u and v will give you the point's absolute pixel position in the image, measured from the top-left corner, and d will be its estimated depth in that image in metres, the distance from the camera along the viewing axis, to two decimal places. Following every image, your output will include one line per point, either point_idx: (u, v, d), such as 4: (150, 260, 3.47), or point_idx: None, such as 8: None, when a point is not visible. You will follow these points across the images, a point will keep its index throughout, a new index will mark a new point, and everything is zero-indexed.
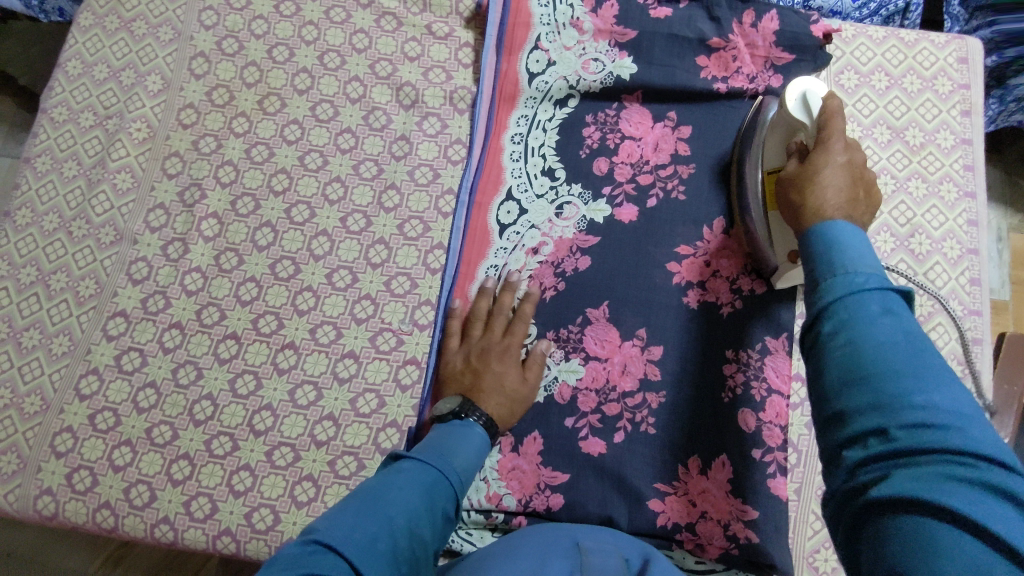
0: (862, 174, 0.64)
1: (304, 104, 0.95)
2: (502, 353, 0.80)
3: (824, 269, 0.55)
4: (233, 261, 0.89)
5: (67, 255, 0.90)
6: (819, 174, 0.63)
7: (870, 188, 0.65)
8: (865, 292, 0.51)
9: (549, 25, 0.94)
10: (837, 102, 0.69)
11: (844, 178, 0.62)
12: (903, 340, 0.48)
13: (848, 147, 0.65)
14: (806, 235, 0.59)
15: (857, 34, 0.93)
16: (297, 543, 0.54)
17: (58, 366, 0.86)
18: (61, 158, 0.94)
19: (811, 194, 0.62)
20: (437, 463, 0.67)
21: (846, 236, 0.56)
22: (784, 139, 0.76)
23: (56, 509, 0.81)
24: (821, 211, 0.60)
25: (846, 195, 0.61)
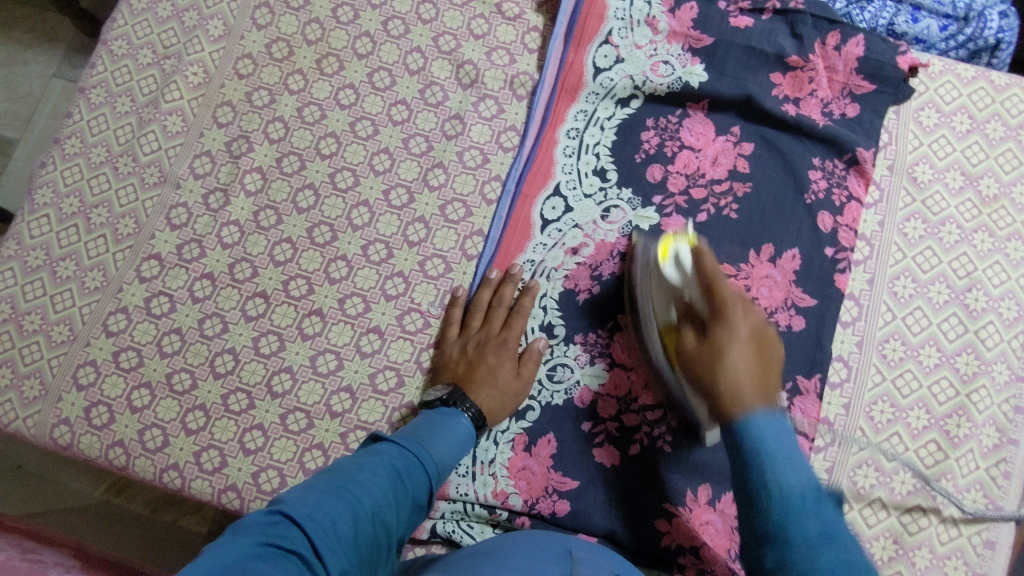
0: (760, 336, 0.70)
1: (362, 69, 0.93)
2: (498, 346, 0.81)
3: (756, 487, 0.59)
4: (272, 219, 0.89)
5: (110, 191, 0.90)
6: (726, 349, 0.67)
7: (767, 341, 0.71)
8: (789, 489, 0.58)
9: (623, 21, 0.91)
10: (708, 257, 0.71)
11: (745, 352, 0.67)
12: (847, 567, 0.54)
13: (745, 306, 0.70)
14: (732, 428, 0.63)
15: (945, 70, 0.88)
16: (263, 511, 0.55)
17: (89, 300, 0.87)
18: (116, 92, 0.93)
19: (723, 381, 0.65)
20: (413, 451, 0.67)
21: (763, 431, 0.61)
22: (673, 295, 0.75)
23: (72, 440, 0.82)
24: (737, 408, 0.63)
25: (756, 388, 0.65)
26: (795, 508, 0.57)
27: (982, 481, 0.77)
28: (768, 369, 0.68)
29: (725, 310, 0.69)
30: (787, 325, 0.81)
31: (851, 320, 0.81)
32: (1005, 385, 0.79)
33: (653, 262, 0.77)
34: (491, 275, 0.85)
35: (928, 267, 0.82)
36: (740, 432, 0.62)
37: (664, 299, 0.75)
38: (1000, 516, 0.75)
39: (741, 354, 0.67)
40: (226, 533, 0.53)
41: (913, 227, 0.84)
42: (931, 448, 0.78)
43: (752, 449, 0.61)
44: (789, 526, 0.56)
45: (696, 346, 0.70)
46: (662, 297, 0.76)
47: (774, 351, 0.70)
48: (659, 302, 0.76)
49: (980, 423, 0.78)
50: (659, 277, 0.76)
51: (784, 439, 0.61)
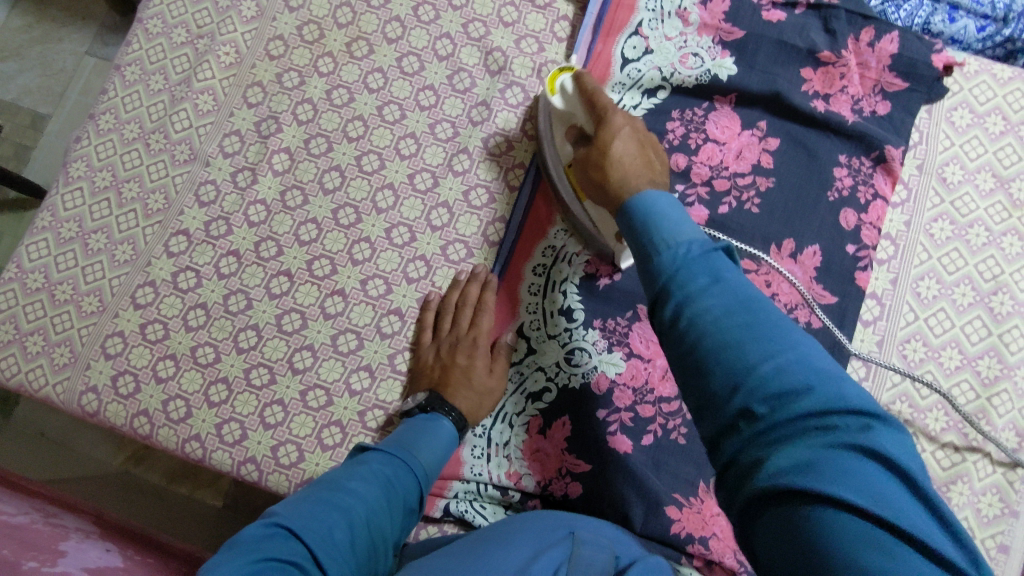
0: (645, 139, 0.69)
1: (391, 53, 0.94)
2: (470, 347, 0.81)
3: (654, 247, 0.53)
4: (298, 199, 0.90)
5: (142, 167, 0.92)
6: (611, 142, 0.66)
7: (653, 148, 0.69)
8: (705, 288, 0.49)
9: (653, 12, 0.91)
10: (590, 83, 0.73)
11: (629, 143, 0.66)
12: (733, 308, 0.47)
13: (637, 132, 0.68)
14: (626, 210, 0.57)
15: (980, 71, 0.87)
16: (260, 524, 0.56)
17: (118, 273, 0.89)
18: (150, 70, 0.95)
19: (611, 174, 0.64)
20: (400, 457, 0.68)
21: (659, 205, 0.56)
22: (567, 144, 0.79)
23: (99, 407, 0.84)
24: (621, 193, 0.60)
25: (637, 171, 0.64)
26: (693, 266, 0.50)
27: (999, 485, 0.76)
28: (652, 167, 0.66)
29: (605, 139, 0.66)
30: (807, 321, 0.80)
31: (872, 319, 0.81)
32: None
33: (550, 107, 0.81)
34: (459, 277, 0.86)
35: (958, 266, 0.82)
36: (631, 214, 0.56)
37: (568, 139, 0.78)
38: (1015, 522, 0.75)
39: (620, 143, 0.66)
40: (220, 551, 0.53)
41: (940, 228, 0.83)
42: (947, 451, 0.77)
43: (642, 227, 0.55)
44: (682, 278, 0.50)
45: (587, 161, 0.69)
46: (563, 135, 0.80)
47: (656, 163, 0.67)
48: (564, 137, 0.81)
49: (999, 427, 0.77)
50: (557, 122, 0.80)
51: (675, 206, 0.56)
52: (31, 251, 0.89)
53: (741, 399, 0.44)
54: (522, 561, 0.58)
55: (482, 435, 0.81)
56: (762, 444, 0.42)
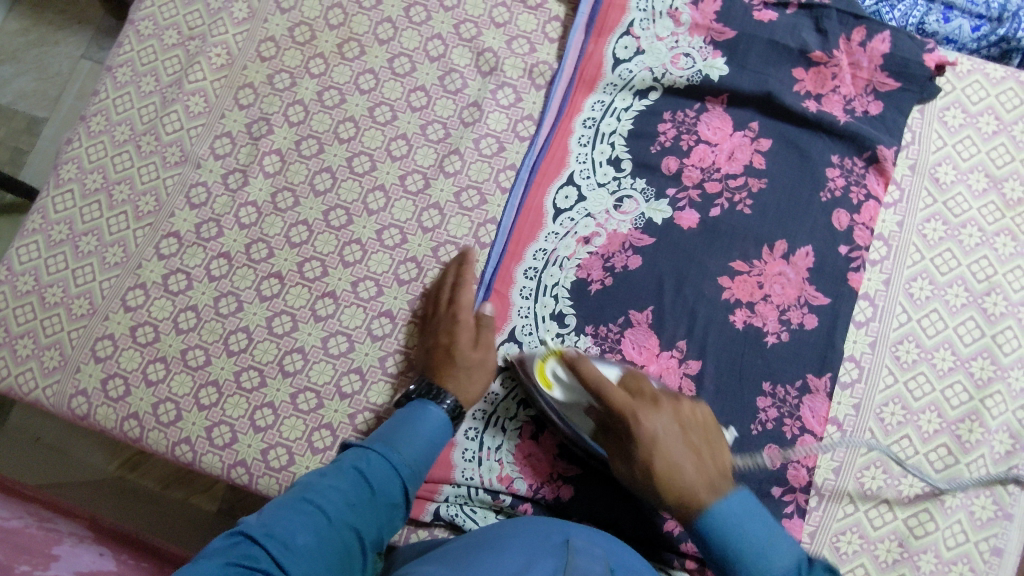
0: (688, 418, 0.73)
1: (383, 55, 0.94)
2: (451, 324, 0.80)
3: (717, 541, 0.66)
4: (289, 201, 0.90)
5: (132, 169, 0.92)
6: (656, 435, 0.71)
7: (710, 433, 0.72)
8: (757, 548, 0.65)
9: (644, 12, 0.90)
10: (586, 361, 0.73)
11: (678, 442, 0.71)
12: (749, 518, 0.66)
13: (686, 437, 0.71)
14: (695, 526, 0.68)
15: (973, 70, 0.87)
16: (234, 531, 0.61)
17: (108, 275, 0.88)
18: (141, 72, 0.95)
19: (663, 485, 0.70)
20: (380, 453, 0.69)
21: (730, 510, 0.66)
22: (577, 410, 0.76)
23: (88, 410, 0.84)
24: (693, 504, 0.68)
25: (693, 460, 0.70)
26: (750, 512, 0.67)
27: (993, 487, 0.76)
28: (707, 436, 0.72)
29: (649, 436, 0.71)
30: (799, 323, 0.80)
31: (864, 320, 0.80)
32: (1020, 391, 0.78)
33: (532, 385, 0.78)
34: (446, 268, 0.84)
35: (942, 271, 0.81)
36: (705, 524, 0.67)
37: (584, 426, 0.76)
38: (1009, 524, 0.74)
39: (666, 420, 0.72)
40: (197, 555, 0.59)
41: (932, 229, 0.83)
42: (940, 453, 0.76)
43: (719, 538, 0.66)
44: (734, 541, 0.66)
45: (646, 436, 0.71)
46: (580, 418, 0.76)
47: (699, 406, 0.74)
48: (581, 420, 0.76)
49: (992, 429, 0.77)
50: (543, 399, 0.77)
51: (742, 509, 0.67)
52: (21, 254, 0.89)
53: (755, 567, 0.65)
54: (518, 564, 0.57)
55: (473, 438, 0.80)
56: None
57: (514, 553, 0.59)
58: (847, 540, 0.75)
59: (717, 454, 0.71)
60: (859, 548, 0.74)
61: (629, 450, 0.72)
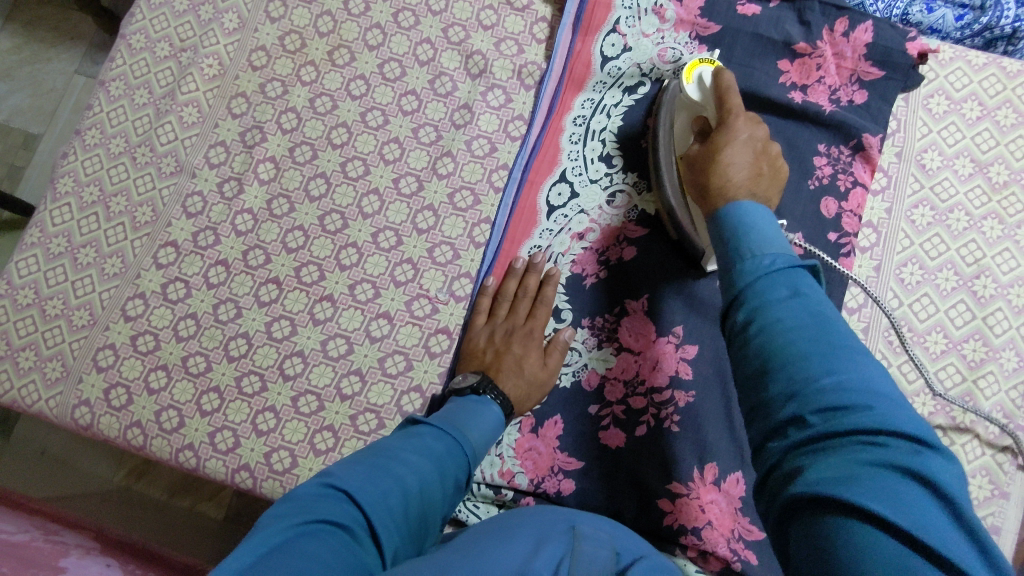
0: (764, 150, 0.69)
1: (373, 60, 0.95)
2: (526, 336, 0.82)
3: (737, 255, 0.55)
4: (285, 207, 0.90)
5: (129, 180, 0.93)
6: (729, 141, 0.68)
7: (774, 175, 0.68)
8: (775, 278, 0.51)
9: (630, 9, 0.91)
10: (729, 77, 0.73)
11: (747, 159, 0.66)
12: (771, 226, 0.57)
13: (760, 148, 0.69)
14: (716, 219, 0.60)
15: (955, 58, 0.88)
16: (314, 484, 0.56)
17: (108, 286, 0.89)
18: (134, 84, 0.96)
19: (713, 176, 0.65)
20: (453, 434, 0.68)
21: (751, 215, 0.57)
22: (693, 117, 0.78)
23: (92, 420, 0.85)
24: (721, 193, 0.63)
25: (749, 170, 0.65)
26: (761, 254, 0.53)
27: (989, 467, 0.76)
28: (771, 182, 0.67)
29: (720, 139, 0.68)
30: None
31: (857, 306, 0.81)
32: (1013, 371, 0.79)
33: (680, 93, 0.82)
34: (516, 265, 0.85)
35: (940, 250, 0.82)
36: (725, 217, 0.59)
37: (683, 137, 0.80)
38: (1006, 503, 0.75)
39: (750, 134, 0.69)
40: (278, 503, 0.54)
41: (920, 215, 0.84)
42: (936, 434, 0.77)
43: (732, 230, 0.57)
44: (757, 285, 0.51)
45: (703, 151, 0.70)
46: (683, 119, 0.81)
47: (780, 163, 0.70)
48: (679, 130, 0.81)
49: (986, 409, 0.78)
50: (685, 105, 0.80)
51: (766, 218, 0.57)
52: (20, 268, 0.90)
53: (748, 250, 0.54)
54: (526, 550, 0.57)
55: None
56: (772, 363, 0.47)
57: (521, 540, 0.59)
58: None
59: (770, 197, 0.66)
60: None
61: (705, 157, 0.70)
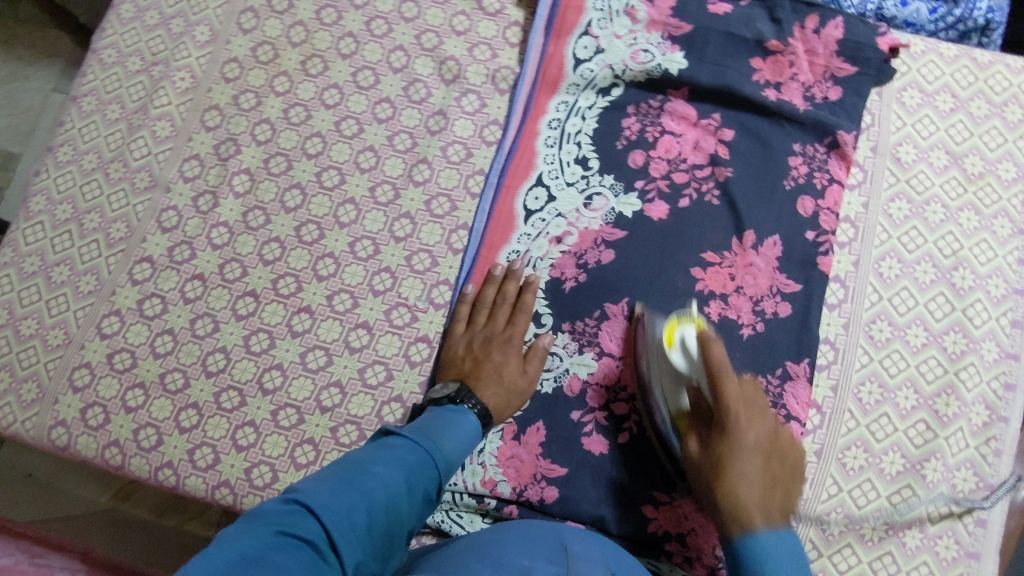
0: (773, 446, 0.70)
1: (346, 69, 0.94)
2: (504, 343, 0.81)
3: None
4: (260, 219, 0.90)
5: (102, 197, 0.92)
6: (735, 463, 0.68)
7: (784, 460, 0.70)
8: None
9: (601, 11, 0.91)
10: (715, 345, 0.70)
11: (757, 486, 0.67)
12: (789, 554, 0.64)
13: (767, 436, 0.70)
14: (733, 547, 0.66)
15: (927, 50, 0.88)
16: (279, 500, 0.56)
17: (83, 303, 0.88)
18: (106, 100, 0.95)
19: (725, 498, 0.67)
20: (424, 446, 0.67)
21: (767, 552, 0.64)
22: (680, 380, 0.74)
23: (69, 441, 0.83)
24: (739, 525, 0.66)
25: (761, 495, 0.67)
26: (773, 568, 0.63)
27: (972, 459, 0.76)
28: (790, 483, 0.70)
29: (728, 446, 0.68)
30: (773, 312, 0.81)
31: (837, 302, 0.81)
32: (994, 362, 0.78)
33: (658, 345, 0.76)
34: (494, 272, 0.85)
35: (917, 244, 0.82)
36: (738, 550, 0.65)
37: (673, 388, 0.74)
38: (991, 495, 0.75)
39: (759, 434, 0.69)
40: (241, 520, 0.53)
41: (897, 208, 0.84)
42: (919, 428, 0.77)
43: (750, 563, 0.64)
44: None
45: (704, 456, 0.70)
46: (670, 387, 0.75)
47: (792, 444, 0.72)
48: (665, 377, 0.75)
49: (968, 401, 0.78)
50: (661, 360, 0.75)
51: (784, 552, 0.64)
52: None
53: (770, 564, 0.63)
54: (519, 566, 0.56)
55: None
56: None
57: (513, 554, 0.58)
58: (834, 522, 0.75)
59: (789, 498, 0.69)
60: (845, 528, 0.75)
61: (713, 438, 0.70)
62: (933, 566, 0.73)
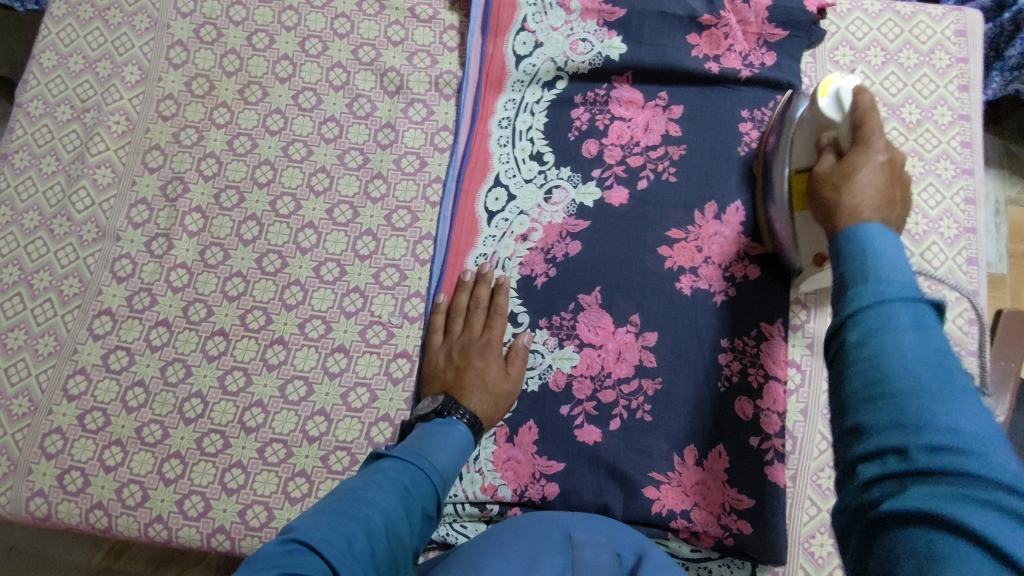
0: (898, 174, 0.59)
1: (286, 92, 0.92)
2: (483, 348, 0.80)
3: (852, 278, 0.50)
4: (219, 256, 0.88)
5: (49, 254, 0.89)
6: (858, 174, 0.58)
7: (907, 187, 0.60)
8: (892, 305, 0.46)
9: (535, 6, 0.92)
10: (868, 96, 0.64)
11: (877, 179, 0.58)
12: (899, 257, 0.50)
13: (897, 168, 0.60)
14: (838, 243, 0.53)
15: (852, 9, 0.91)
16: (276, 542, 0.55)
17: (44, 367, 0.85)
18: (39, 153, 0.92)
19: (847, 193, 0.57)
20: (417, 463, 0.67)
21: (874, 242, 0.51)
22: (814, 134, 0.71)
23: (49, 511, 0.80)
24: (853, 214, 0.55)
25: (880, 200, 0.56)
26: (887, 304, 0.46)
27: None
28: (903, 216, 0.58)
29: (853, 163, 0.59)
30: (743, 277, 0.81)
31: None
32: (954, 302, 0.82)
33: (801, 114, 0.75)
34: (465, 278, 0.84)
35: None
36: (845, 244, 0.53)
37: (803, 152, 0.72)
38: None
39: (891, 157, 0.60)
40: (240, 568, 0.52)
41: None
42: None
43: (856, 252, 0.51)
44: (869, 316, 0.47)
45: (831, 169, 0.61)
46: (802, 142, 0.73)
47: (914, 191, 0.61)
48: (798, 150, 0.73)
49: None
50: (807, 117, 0.73)
51: (895, 248, 0.50)
52: None
53: (874, 275, 0.48)
54: (525, 562, 0.56)
55: None
56: (871, 338, 0.46)
57: (518, 552, 0.58)
58: (827, 475, 0.77)
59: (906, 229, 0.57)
60: None
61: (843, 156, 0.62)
62: None
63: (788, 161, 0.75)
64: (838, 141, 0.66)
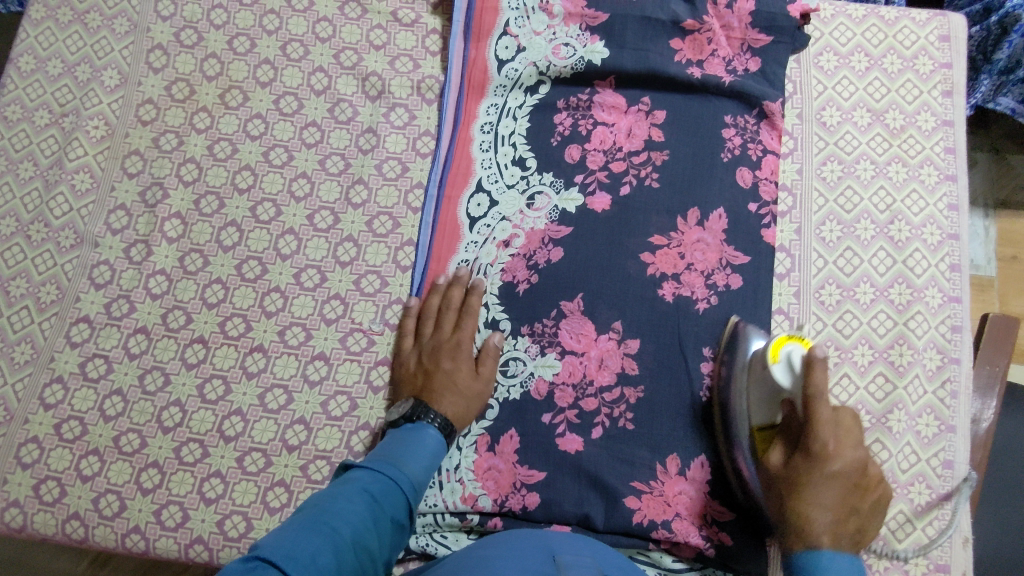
0: (855, 506, 0.66)
1: (267, 97, 0.92)
2: (453, 350, 0.80)
3: None
4: (198, 262, 0.87)
5: (27, 261, 0.88)
6: (810, 487, 0.66)
7: (866, 480, 0.67)
8: None
9: (517, 10, 0.91)
10: (820, 371, 0.66)
11: (832, 513, 0.65)
12: (847, 570, 0.63)
13: (840, 439, 0.67)
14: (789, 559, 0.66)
15: (836, 14, 0.91)
16: (241, 561, 0.54)
17: (21, 375, 0.84)
18: (17, 159, 0.91)
19: (796, 518, 0.66)
20: (386, 473, 0.67)
21: (825, 564, 0.63)
22: (775, 396, 0.71)
23: (24, 521, 0.79)
24: (806, 536, 0.65)
25: (836, 517, 0.65)
26: None
27: (932, 404, 0.78)
28: (868, 520, 0.66)
29: (806, 476, 0.66)
30: (725, 284, 0.81)
31: (785, 271, 0.83)
32: (940, 307, 0.81)
33: (755, 356, 0.74)
34: (437, 280, 0.84)
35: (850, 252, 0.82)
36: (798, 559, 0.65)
37: (759, 403, 0.72)
38: (954, 436, 0.77)
39: (847, 466, 0.66)
40: None
41: (830, 170, 0.86)
42: (879, 380, 0.79)
43: (807, 570, 0.64)
44: None
45: (785, 470, 0.68)
46: (762, 396, 0.72)
47: (880, 483, 0.68)
48: (755, 404, 0.73)
49: (921, 348, 0.80)
50: (760, 372, 0.72)
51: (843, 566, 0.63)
52: None
53: None
54: None
55: None
56: None
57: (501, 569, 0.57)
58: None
59: (865, 529, 0.66)
60: None
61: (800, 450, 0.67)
62: (909, 512, 0.75)
63: (744, 413, 0.73)
64: (795, 408, 0.69)
